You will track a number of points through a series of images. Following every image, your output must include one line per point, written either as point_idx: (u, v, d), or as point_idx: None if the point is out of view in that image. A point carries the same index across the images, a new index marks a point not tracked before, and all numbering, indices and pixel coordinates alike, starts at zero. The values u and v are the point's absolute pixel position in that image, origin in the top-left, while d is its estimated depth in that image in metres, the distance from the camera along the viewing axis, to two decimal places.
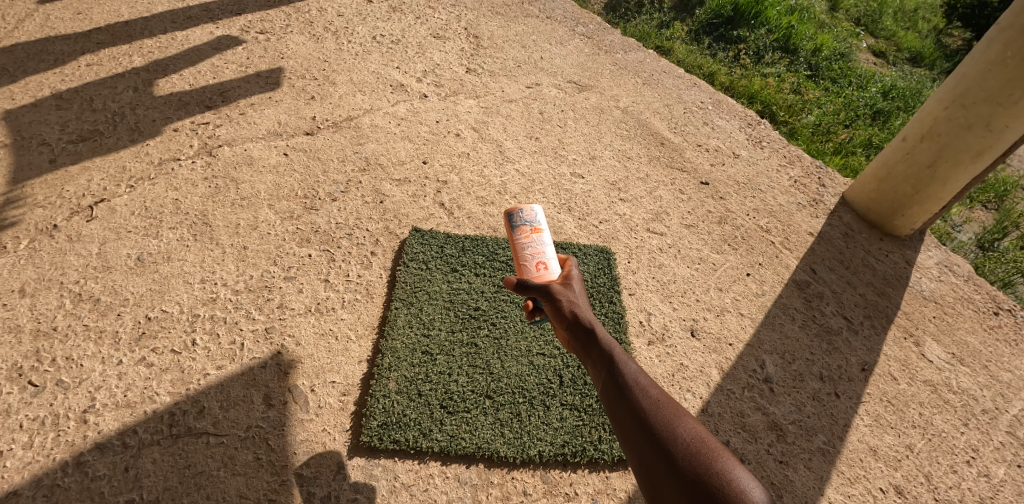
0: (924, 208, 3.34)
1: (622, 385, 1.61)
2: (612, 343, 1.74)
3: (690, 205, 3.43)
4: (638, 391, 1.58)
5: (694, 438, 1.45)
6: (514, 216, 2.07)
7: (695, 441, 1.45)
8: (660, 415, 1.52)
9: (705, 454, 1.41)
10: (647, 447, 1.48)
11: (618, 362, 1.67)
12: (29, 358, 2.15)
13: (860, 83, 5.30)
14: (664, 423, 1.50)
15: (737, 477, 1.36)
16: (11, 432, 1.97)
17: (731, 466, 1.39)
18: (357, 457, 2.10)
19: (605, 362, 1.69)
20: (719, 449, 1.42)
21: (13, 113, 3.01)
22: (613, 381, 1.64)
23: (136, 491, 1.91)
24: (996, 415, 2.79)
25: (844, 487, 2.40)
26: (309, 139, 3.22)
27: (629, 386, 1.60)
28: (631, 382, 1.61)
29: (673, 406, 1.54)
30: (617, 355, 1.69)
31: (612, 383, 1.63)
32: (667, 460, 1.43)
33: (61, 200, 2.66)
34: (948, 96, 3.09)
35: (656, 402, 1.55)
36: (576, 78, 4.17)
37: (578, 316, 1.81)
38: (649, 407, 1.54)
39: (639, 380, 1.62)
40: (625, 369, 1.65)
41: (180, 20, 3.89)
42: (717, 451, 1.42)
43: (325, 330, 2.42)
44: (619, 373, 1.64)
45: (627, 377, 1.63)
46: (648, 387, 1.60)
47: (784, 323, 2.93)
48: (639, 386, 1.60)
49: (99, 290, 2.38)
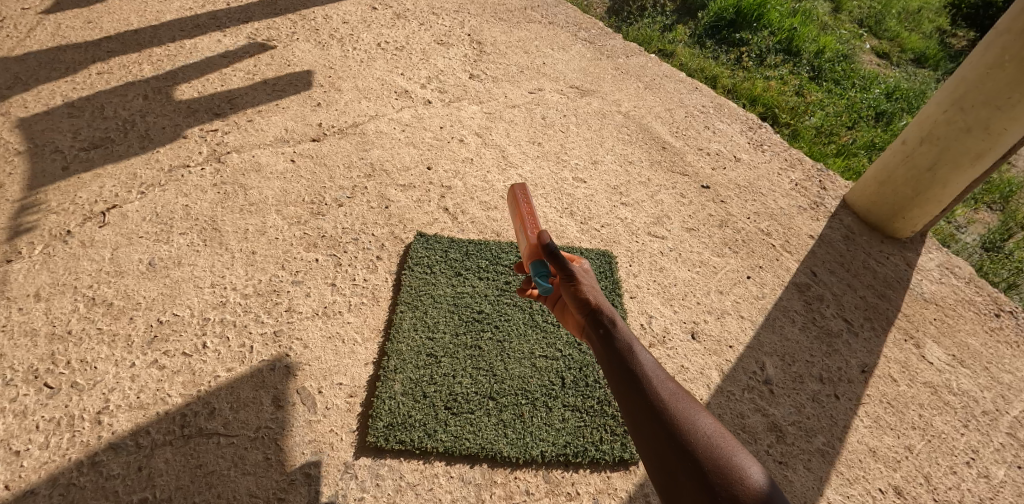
0: (925, 211, 3.36)
1: (636, 374, 1.54)
2: (626, 331, 1.66)
3: (691, 209, 3.47)
4: (654, 381, 1.52)
5: (711, 433, 1.40)
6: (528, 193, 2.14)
7: (713, 435, 1.39)
8: (675, 406, 1.46)
9: (722, 450, 1.37)
10: (661, 438, 1.41)
11: (631, 348, 1.60)
12: (45, 361, 2.21)
13: (863, 85, 5.33)
14: (679, 414, 1.44)
15: (754, 475, 1.32)
16: (28, 432, 2.03)
17: (747, 464, 1.35)
18: (363, 457, 2.15)
19: (619, 348, 1.61)
20: (736, 447, 1.38)
21: (26, 121, 3.08)
22: (626, 367, 1.56)
23: (149, 490, 1.96)
24: (996, 416, 2.81)
25: (843, 487, 2.43)
26: (315, 145, 3.28)
27: (644, 375, 1.53)
28: (645, 372, 1.55)
29: (688, 400, 1.49)
30: (631, 343, 1.62)
31: (626, 372, 1.55)
32: (684, 452, 1.37)
33: (73, 206, 2.72)
34: (948, 99, 3.11)
35: (672, 394, 1.49)
36: (578, 83, 4.22)
37: (598, 304, 1.73)
38: (665, 398, 1.48)
39: (654, 371, 1.55)
40: (640, 358, 1.58)
41: (189, 28, 3.97)
42: (733, 448, 1.38)
43: (331, 333, 2.47)
44: (634, 361, 1.57)
45: (642, 366, 1.56)
46: (664, 378, 1.54)
47: (784, 325, 2.96)
48: (654, 377, 1.53)
49: (111, 295, 2.43)
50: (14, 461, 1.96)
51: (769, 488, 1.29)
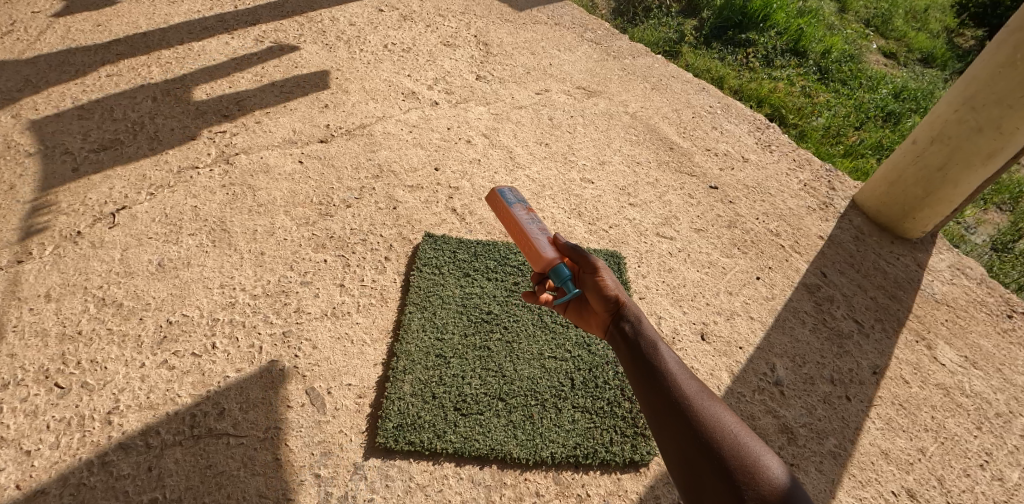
0: (935, 211, 3.32)
1: (660, 373, 1.53)
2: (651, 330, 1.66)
3: (700, 209, 3.45)
4: (676, 379, 1.52)
5: (737, 432, 1.39)
6: (508, 199, 2.12)
7: (740, 435, 1.38)
8: (699, 404, 1.45)
9: (747, 449, 1.35)
10: (686, 437, 1.40)
11: (653, 345, 1.61)
12: (55, 360, 2.21)
13: (870, 85, 5.28)
14: (704, 413, 1.43)
15: (781, 476, 1.31)
16: (39, 432, 2.03)
17: (774, 465, 1.33)
18: (373, 458, 2.14)
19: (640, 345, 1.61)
20: (763, 448, 1.36)
21: (37, 123, 3.10)
22: (649, 366, 1.56)
23: (158, 490, 1.96)
24: (1009, 418, 2.77)
25: (855, 490, 2.40)
26: (323, 146, 3.29)
27: (667, 373, 1.53)
28: (668, 369, 1.54)
29: (713, 399, 1.47)
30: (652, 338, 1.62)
31: (649, 370, 1.55)
32: (709, 451, 1.36)
33: (84, 207, 2.73)
34: (958, 99, 3.09)
35: (695, 393, 1.49)
36: (585, 84, 4.21)
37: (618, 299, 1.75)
38: (689, 396, 1.47)
39: (677, 368, 1.55)
40: (663, 356, 1.57)
41: (196, 31, 3.98)
42: (761, 448, 1.36)
43: (340, 334, 2.47)
44: (655, 357, 1.58)
45: (666, 364, 1.55)
46: (688, 377, 1.53)
47: (794, 326, 2.94)
48: (678, 375, 1.52)
49: (121, 295, 2.44)
50: (24, 461, 1.97)
51: (795, 490, 1.28)
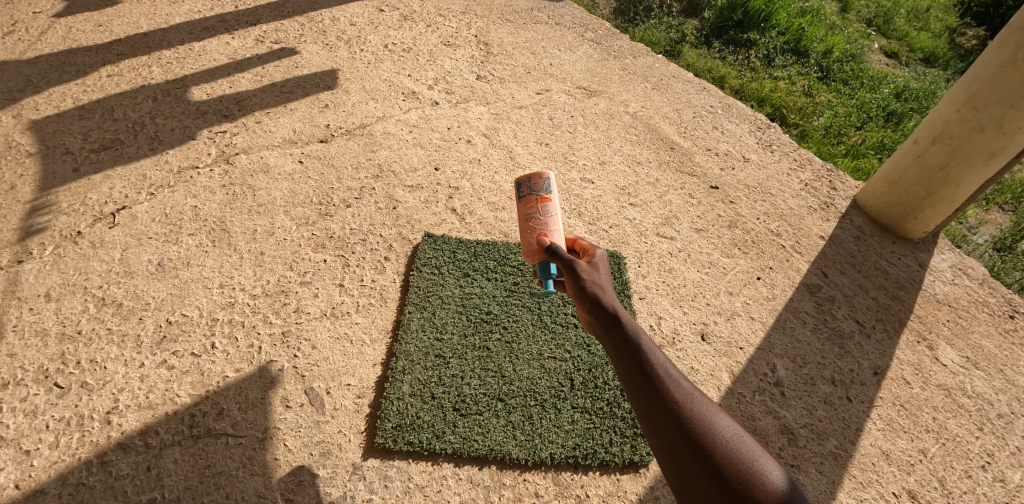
0: (937, 211, 3.31)
1: (651, 375, 1.50)
2: (640, 328, 1.61)
3: (700, 209, 3.45)
4: (668, 381, 1.49)
5: (730, 437, 1.38)
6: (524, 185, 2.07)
7: (733, 440, 1.38)
8: (692, 409, 1.43)
9: (742, 455, 1.35)
10: (680, 442, 1.39)
11: (643, 345, 1.56)
12: (55, 360, 2.22)
13: (872, 85, 5.26)
14: (698, 418, 1.42)
15: (776, 480, 1.31)
16: (39, 432, 2.03)
17: (769, 470, 1.33)
18: (372, 458, 2.14)
19: (631, 345, 1.57)
20: (757, 452, 1.36)
21: (38, 123, 3.10)
22: (640, 368, 1.52)
23: (157, 490, 1.96)
24: (1011, 419, 2.76)
25: (855, 491, 2.40)
26: (323, 146, 3.29)
27: (659, 376, 1.50)
28: (659, 370, 1.51)
29: (706, 402, 1.46)
30: (642, 338, 1.58)
31: (640, 372, 1.52)
32: (704, 457, 1.35)
33: (84, 207, 2.74)
34: (959, 99, 3.08)
35: (688, 396, 1.46)
36: (586, 83, 4.20)
37: (605, 297, 1.69)
38: (683, 399, 1.45)
39: (669, 370, 1.52)
40: (654, 358, 1.53)
41: (197, 31, 3.98)
42: (755, 453, 1.36)
43: (340, 334, 2.47)
44: (647, 359, 1.54)
45: (658, 366, 1.52)
46: (680, 379, 1.50)
47: (795, 326, 2.93)
48: (671, 378, 1.50)
49: (121, 295, 2.44)
50: (24, 460, 1.97)
51: (789, 494, 1.29)
